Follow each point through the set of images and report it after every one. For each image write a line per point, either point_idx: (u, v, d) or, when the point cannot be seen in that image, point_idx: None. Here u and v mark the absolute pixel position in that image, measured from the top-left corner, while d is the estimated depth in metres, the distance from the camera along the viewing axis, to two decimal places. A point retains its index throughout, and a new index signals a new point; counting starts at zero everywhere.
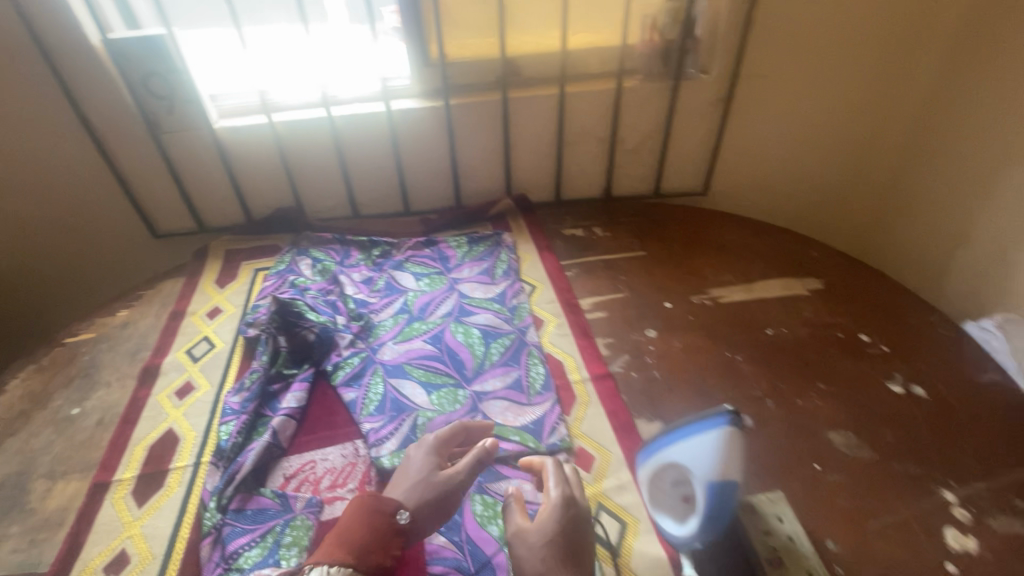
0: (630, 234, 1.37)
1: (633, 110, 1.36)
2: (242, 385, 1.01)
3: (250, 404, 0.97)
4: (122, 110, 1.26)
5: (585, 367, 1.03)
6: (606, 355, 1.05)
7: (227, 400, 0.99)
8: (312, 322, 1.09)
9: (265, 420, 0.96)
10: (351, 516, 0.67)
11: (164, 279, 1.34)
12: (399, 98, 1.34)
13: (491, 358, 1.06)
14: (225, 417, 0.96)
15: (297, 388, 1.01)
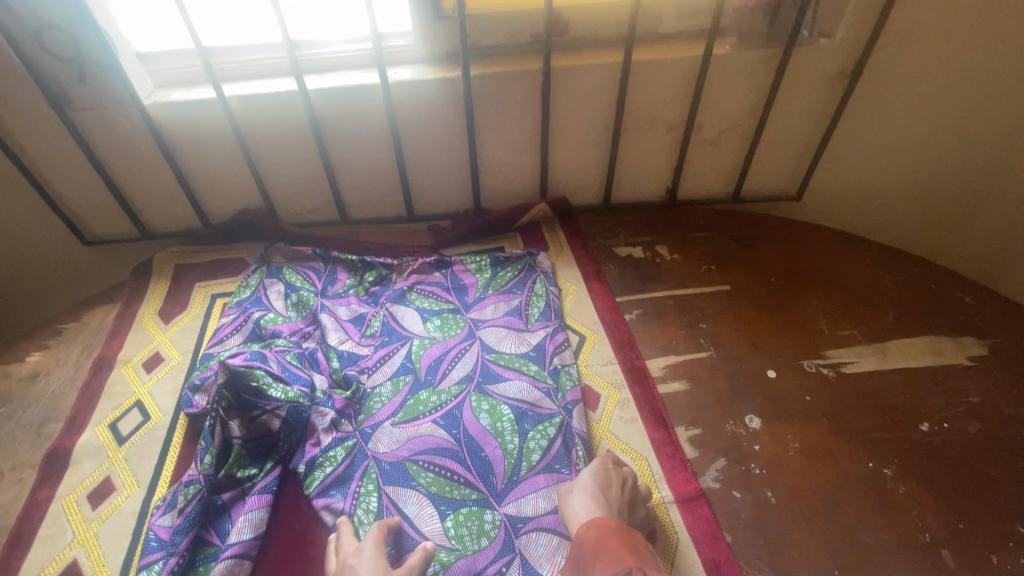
0: (707, 259, 1.04)
1: (722, 88, 1.00)
2: (173, 500, 0.71)
3: (184, 536, 0.67)
4: (12, 78, 0.89)
5: (665, 483, 0.73)
6: (693, 460, 0.75)
7: (152, 524, 0.69)
8: (277, 403, 0.77)
9: (208, 555, 0.68)
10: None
11: (93, 307, 1.02)
12: (399, 64, 0.97)
13: (530, 458, 0.76)
14: (146, 556, 0.67)
15: (254, 507, 0.71)
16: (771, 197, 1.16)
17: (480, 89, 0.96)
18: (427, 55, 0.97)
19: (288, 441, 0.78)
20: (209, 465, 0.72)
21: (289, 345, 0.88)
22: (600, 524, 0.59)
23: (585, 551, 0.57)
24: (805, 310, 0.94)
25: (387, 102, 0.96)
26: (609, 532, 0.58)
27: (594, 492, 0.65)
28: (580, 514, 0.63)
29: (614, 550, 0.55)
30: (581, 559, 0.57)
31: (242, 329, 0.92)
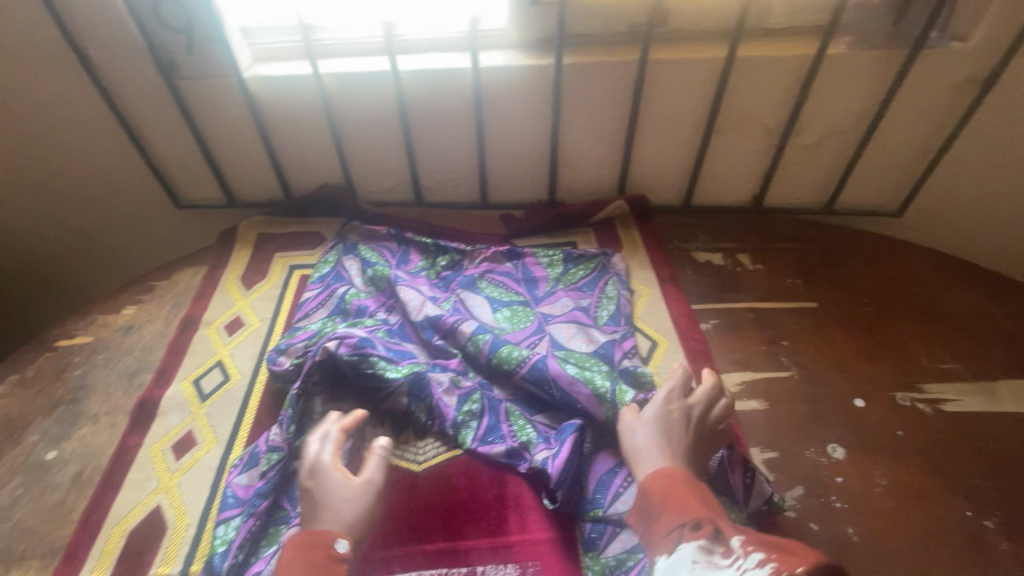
0: (793, 272, 0.98)
1: (830, 90, 0.92)
2: (253, 460, 0.75)
3: (262, 501, 0.70)
4: (129, 45, 0.94)
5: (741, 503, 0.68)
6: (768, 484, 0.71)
7: (231, 482, 0.73)
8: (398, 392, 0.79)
9: (281, 517, 0.71)
10: (287, 562, 0.60)
11: (181, 268, 1.08)
12: (490, 48, 0.95)
13: (624, 398, 0.75)
14: (225, 512, 0.70)
15: None
16: (869, 211, 1.08)
17: (569, 77, 0.94)
18: (519, 40, 0.95)
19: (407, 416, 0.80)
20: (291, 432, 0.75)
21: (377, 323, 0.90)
22: (665, 473, 0.62)
23: (651, 500, 0.61)
24: (902, 338, 0.87)
25: (476, 85, 0.94)
26: (675, 485, 0.60)
27: (658, 431, 0.66)
28: (644, 454, 0.64)
29: (679, 498, 0.59)
30: (647, 505, 0.61)
31: (327, 303, 0.95)
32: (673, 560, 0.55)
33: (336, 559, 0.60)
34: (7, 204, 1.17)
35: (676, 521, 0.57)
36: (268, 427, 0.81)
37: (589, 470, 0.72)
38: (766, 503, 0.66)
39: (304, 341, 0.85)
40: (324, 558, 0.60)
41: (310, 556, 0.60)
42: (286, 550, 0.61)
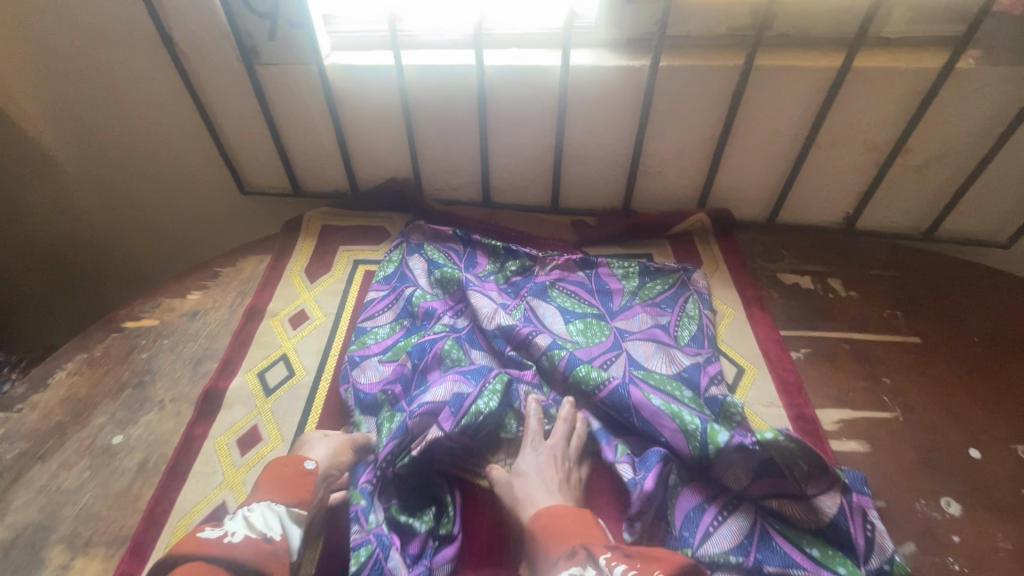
0: (891, 302, 0.91)
1: (951, 109, 0.85)
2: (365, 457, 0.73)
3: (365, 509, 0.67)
4: (211, 28, 0.93)
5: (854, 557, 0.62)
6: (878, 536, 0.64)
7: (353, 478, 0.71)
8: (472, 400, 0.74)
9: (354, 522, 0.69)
10: (263, 478, 0.65)
11: (246, 255, 1.07)
12: (580, 46, 0.91)
13: (716, 439, 0.67)
14: None
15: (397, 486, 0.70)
16: (975, 240, 0.99)
17: (663, 80, 0.88)
18: (611, 39, 0.90)
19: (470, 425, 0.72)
20: (381, 445, 0.72)
21: (445, 329, 0.86)
22: (555, 507, 0.62)
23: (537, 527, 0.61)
24: (1020, 384, 0.79)
25: (563, 85, 0.90)
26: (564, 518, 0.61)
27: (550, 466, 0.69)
28: (536, 483, 0.67)
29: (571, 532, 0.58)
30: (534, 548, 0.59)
31: (393, 306, 0.91)
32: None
33: (308, 475, 0.67)
34: (80, 181, 1.18)
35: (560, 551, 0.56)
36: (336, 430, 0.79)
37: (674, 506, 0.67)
38: (888, 563, 0.61)
39: (378, 354, 0.85)
40: (296, 475, 0.66)
41: (282, 471, 0.66)
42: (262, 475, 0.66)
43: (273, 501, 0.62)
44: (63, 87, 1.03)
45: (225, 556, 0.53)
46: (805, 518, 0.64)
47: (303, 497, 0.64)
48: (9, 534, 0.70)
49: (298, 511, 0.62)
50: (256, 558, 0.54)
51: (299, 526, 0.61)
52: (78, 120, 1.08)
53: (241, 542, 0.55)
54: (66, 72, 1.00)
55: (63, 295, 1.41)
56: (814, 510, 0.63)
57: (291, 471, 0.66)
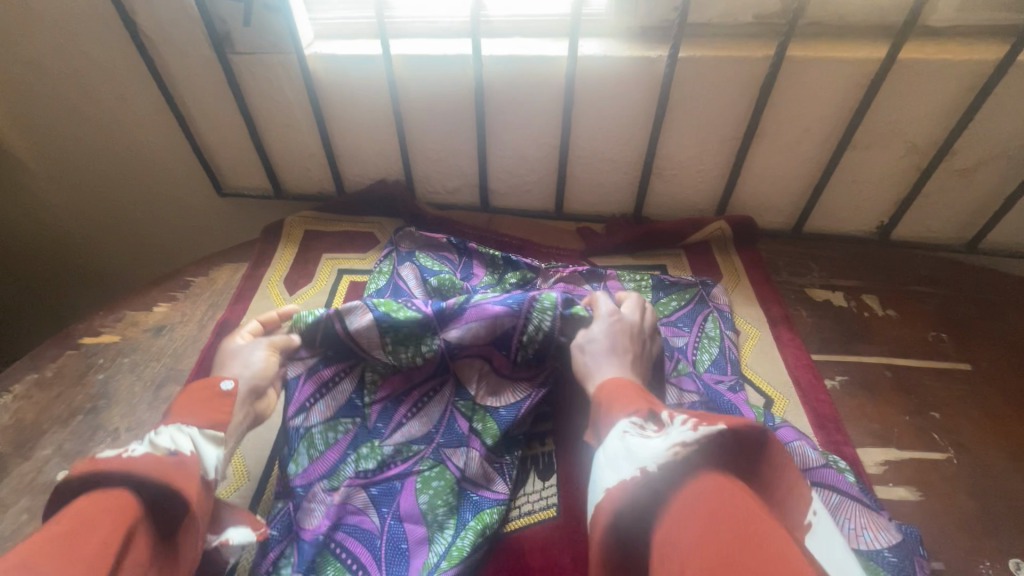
0: (935, 322, 0.82)
1: (1007, 107, 0.75)
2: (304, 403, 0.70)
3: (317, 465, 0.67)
4: (180, 12, 0.83)
5: None
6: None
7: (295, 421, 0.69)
8: (452, 465, 0.68)
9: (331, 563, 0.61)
10: (178, 403, 0.58)
11: (221, 264, 0.98)
12: (589, 35, 0.81)
13: None
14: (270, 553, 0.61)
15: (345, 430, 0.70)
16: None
17: (683, 74, 0.79)
18: (624, 27, 0.80)
19: (436, 514, 0.65)
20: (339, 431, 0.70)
21: (416, 318, 0.69)
22: (617, 380, 0.57)
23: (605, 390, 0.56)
24: None
25: (570, 79, 0.81)
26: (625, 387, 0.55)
27: (610, 347, 0.65)
28: (598, 359, 0.64)
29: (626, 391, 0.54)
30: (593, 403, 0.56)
31: None
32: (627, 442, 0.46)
33: (226, 396, 0.60)
34: (43, 180, 1.08)
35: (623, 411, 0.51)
36: None
37: None
38: None
39: None
40: (212, 396, 0.59)
41: (198, 395, 0.59)
42: (180, 396, 0.59)
43: (188, 424, 0.56)
44: (19, 78, 0.93)
45: (128, 474, 0.47)
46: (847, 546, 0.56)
47: (222, 417, 0.58)
48: None
49: (214, 433, 0.56)
50: (158, 473, 0.48)
51: (215, 446, 0.55)
52: (38, 115, 0.98)
53: (144, 458, 0.49)
54: (21, 61, 0.91)
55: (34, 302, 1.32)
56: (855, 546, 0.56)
57: (207, 392, 0.59)
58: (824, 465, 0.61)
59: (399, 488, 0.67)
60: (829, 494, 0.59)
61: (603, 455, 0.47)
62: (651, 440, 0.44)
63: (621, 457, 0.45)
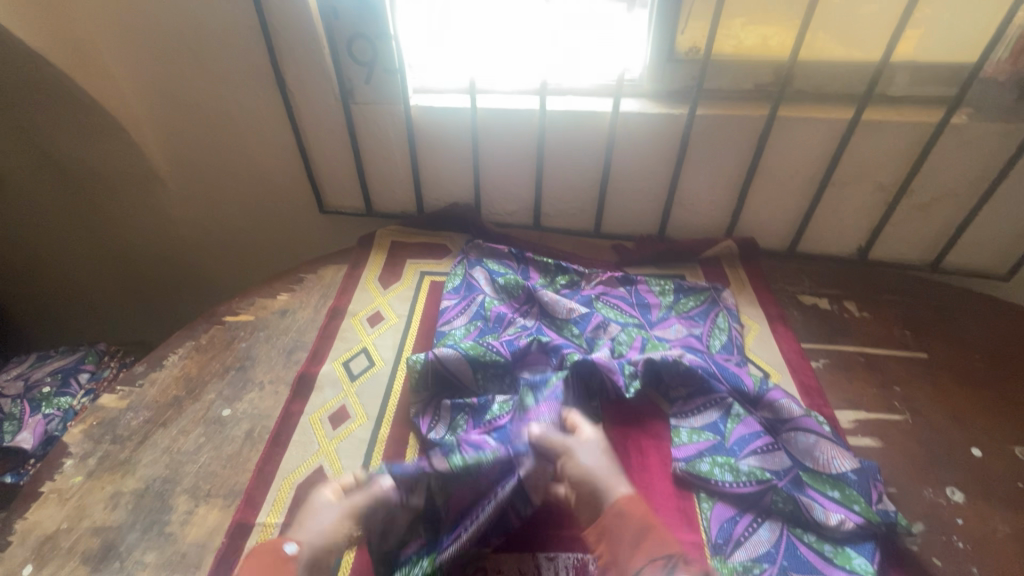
0: (900, 322, 1.03)
1: (949, 157, 0.98)
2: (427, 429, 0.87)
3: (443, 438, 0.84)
4: (319, 73, 1.11)
5: (867, 502, 0.73)
6: (887, 501, 0.74)
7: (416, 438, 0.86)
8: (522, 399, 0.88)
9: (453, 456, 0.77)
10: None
11: (326, 264, 1.22)
12: (627, 97, 1.07)
13: None
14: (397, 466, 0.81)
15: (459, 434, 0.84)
16: (977, 273, 1.11)
17: (699, 126, 1.03)
18: (654, 91, 1.06)
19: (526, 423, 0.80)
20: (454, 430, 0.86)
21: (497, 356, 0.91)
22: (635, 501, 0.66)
23: (630, 527, 0.63)
24: (1018, 396, 0.89)
25: (612, 128, 1.06)
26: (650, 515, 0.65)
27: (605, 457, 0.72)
28: (601, 472, 0.69)
29: (656, 529, 0.64)
30: (622, 532, 0.63)
31: (466, 311, 1.06)
32: None
33: (287, 563, 0.62)
34: (183, 195, 1.35)
35: (663, 551, 0.61)
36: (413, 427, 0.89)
37: (710, 455, 0.80)
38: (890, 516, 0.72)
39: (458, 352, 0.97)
40: (275, 564, 0.61)
41: (262, 561, 0.62)
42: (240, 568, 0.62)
43: None
44: (185, 117, 1.21)
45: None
46: (819, 464, 0.77)
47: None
48: (141, 484, 0.82)
49: None
50: None
51: None
52: (192, 145, 1.26)
53: None
54: (190, 104, 1.19)
55: (163, 287, 1.63)
56: (826, 463, 0.77)
57: (271, 558, 0.62)
58: (806, 414, 0.81)
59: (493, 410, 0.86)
60: (809, 436, 0.79)
61: None
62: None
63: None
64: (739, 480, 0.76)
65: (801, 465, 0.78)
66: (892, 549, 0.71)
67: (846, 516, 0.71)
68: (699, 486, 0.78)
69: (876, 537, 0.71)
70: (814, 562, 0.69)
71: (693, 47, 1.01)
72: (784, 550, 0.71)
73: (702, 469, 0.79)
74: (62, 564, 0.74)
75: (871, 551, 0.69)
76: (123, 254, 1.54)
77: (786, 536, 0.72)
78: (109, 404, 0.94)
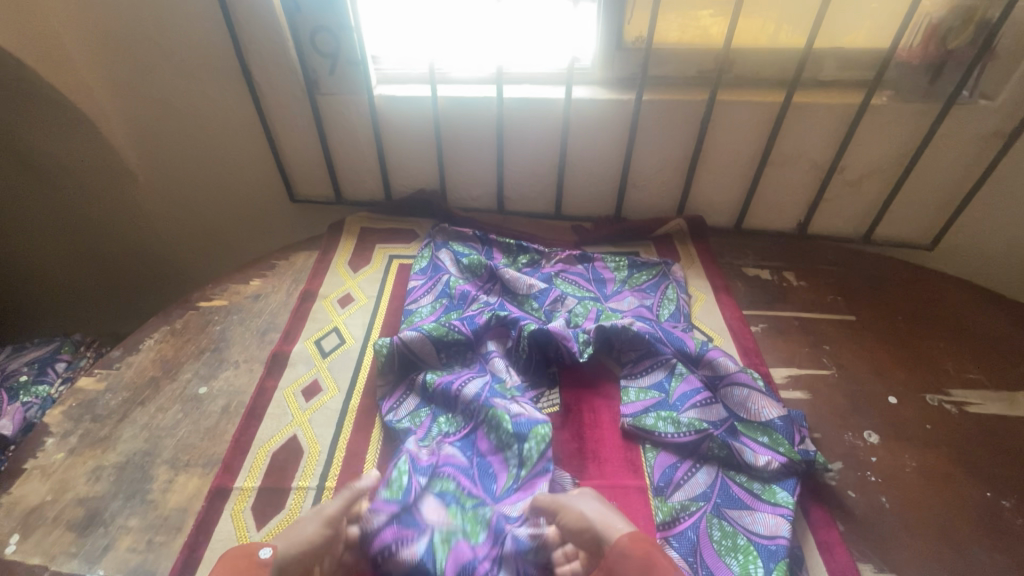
0: (833, 289, 1.12)
1: (872, 136, 1.07)
2: (394, 404, 0.93)
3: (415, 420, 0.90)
4: (284, 65, 1.15)
5: (791, 443, 0.81)
6: (810, 443, 0.83)
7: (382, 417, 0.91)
8: (499, 405, 0.85)
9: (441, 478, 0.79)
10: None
11: (297, 251, 1.27)
12: (580, 84, 1.14)
13: None
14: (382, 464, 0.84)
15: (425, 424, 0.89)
16: (903, 244, 1.21)
17: (647, 111, 1.10)
18: (604, 79, 1.13)
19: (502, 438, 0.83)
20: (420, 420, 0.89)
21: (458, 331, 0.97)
22: (639, 537, 0.63)
23: (630, 570, 0.61)
24: (932, 350, 0.99)
25: (566, 114, 1.12)
26: (652, 549, 0.62)
27: (603, 507, 0.69)
28: (603, 521, 0.67)
29: (657, 559, 0.61)
30: (624, 568, 0.62)
31: (432, 290, 1.12)
32: None
33: (262, 567, 0.62)
34: (154, 187, 1.38)
35: None
36: (380, 398, 0.95)
37: (655, 408, 0.89)
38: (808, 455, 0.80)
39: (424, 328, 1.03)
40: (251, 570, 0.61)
41: (238, 564, 0.62)
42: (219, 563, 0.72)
43: None
44: (153, 110, 1.24)
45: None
46: (752, 413, 0.85)
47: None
48: (121, 458, 0.87)
49: None
50: None
51: None
52: (160, 138, 1.28)
53: None
54: (157, 98, 1.21)
55: (138, 281, 1.65)
56: (757, 413, 0.85)
57: (247, 563, 0.62)
58: (741, 369, 0.89)
59: (476, 437, 0.85)
60: (742, 389, 0.87)
61: None
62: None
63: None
64: (680, 431, 0.84)
65: (736, 416, 0.86)
66: (810, 484, 0.80)
67: (773, 456, 0.80)
68: (645, 438, 0.86)
69: (799, 474, 0.79)
70: (745, 497, 0.78)
71: (639, 37, 1.08)
72: (718, 488, 0.79)
73: (648, 422, 0.86)
74: (47, 532, 0.78)
75: (795, 487, 0.77)
76: (96, 250, 1.56)
77: (720, 477, 0.80)
78: (87, 386, 0.98)
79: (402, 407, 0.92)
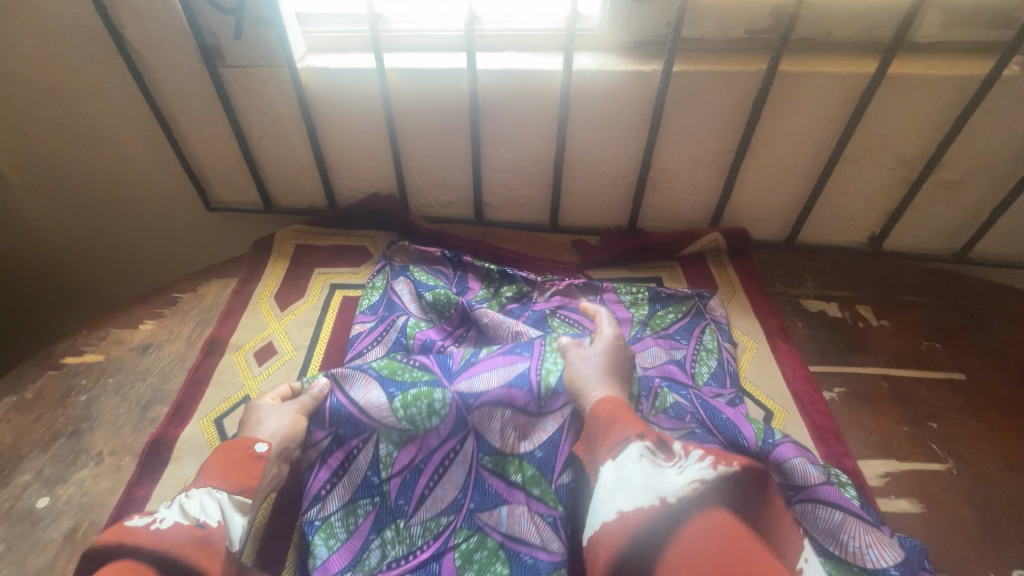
0: (928, 333, 0.83)
1: (990, 123, 0.77)
2: (322, 488, 0.64)
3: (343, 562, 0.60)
4: (167, 26, 0.82)
5: None
6: None
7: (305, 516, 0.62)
8: (492, 530, 0.62)
9: None
10: (208, 468, 0.56)
11: (209, 279, 0.96)
12: (583, 50, 0.82)
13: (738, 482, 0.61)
14: None
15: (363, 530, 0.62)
16: (1009, 265, 0.92)
17: (676, 89, 0.79)
18: (616, 43, 0.81)
19: None
20: (358, 522, 0.63)
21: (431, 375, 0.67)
22: (613, 401, 0.58)
23: (596, 424, 0.56)
24: None
25: (564, 92, 0.81)
26: (624, 408, 0.57)
27: (605, 365, 0.65)
28: (592, 381, 0.63)
29: (626, 415, 0.55)
30: (592, 428, 0.57)
31: (383, 340, 0.81)
32: (621, 465, 0.49)
33: (258, 459, 0.57)
34: (26, 192, 1.06)
35: (623, 434, 0.52)
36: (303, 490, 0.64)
37: None
38: None
39: None
40: (246, 458, 0.57)
41: (229, 455, 0.57)
42: None
43: (215, 488, 0.53)
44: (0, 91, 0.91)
45: (151, 548, 0.46)
46: (850, 555, 0.56)
47: (251, 483, 0.55)
48: None
49: (242, 499, 0.54)
50: (182, 549, 0.47)
51: (242, 514, 0.53)
52: (19, 128, 0.95)
53: (172, 529, 0.48)
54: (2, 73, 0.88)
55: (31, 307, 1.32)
56: (858, 556, 0.56)
57: (241, 454, 0.57)
58: (826, 481, 0.60)
59: (437, 571, 0.59)
60: (833, 512, 0.58)
61: (612, 476, 0.49)
62: (667, 472, 0.47)
63: (624, 483, 0.47)
64: None
65: (823, 551, 0.57)
66: None
67: None
68: None
69: None
70: None
71: None
72: None
73: None
74: None
75: None
76: None
77: None
78: None
79: (335, 489, 0.64)
